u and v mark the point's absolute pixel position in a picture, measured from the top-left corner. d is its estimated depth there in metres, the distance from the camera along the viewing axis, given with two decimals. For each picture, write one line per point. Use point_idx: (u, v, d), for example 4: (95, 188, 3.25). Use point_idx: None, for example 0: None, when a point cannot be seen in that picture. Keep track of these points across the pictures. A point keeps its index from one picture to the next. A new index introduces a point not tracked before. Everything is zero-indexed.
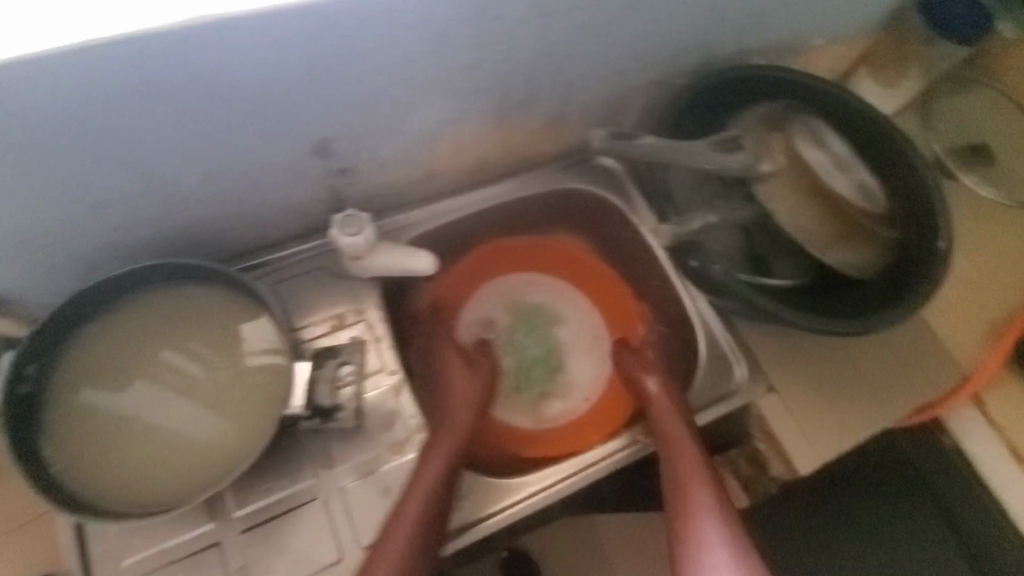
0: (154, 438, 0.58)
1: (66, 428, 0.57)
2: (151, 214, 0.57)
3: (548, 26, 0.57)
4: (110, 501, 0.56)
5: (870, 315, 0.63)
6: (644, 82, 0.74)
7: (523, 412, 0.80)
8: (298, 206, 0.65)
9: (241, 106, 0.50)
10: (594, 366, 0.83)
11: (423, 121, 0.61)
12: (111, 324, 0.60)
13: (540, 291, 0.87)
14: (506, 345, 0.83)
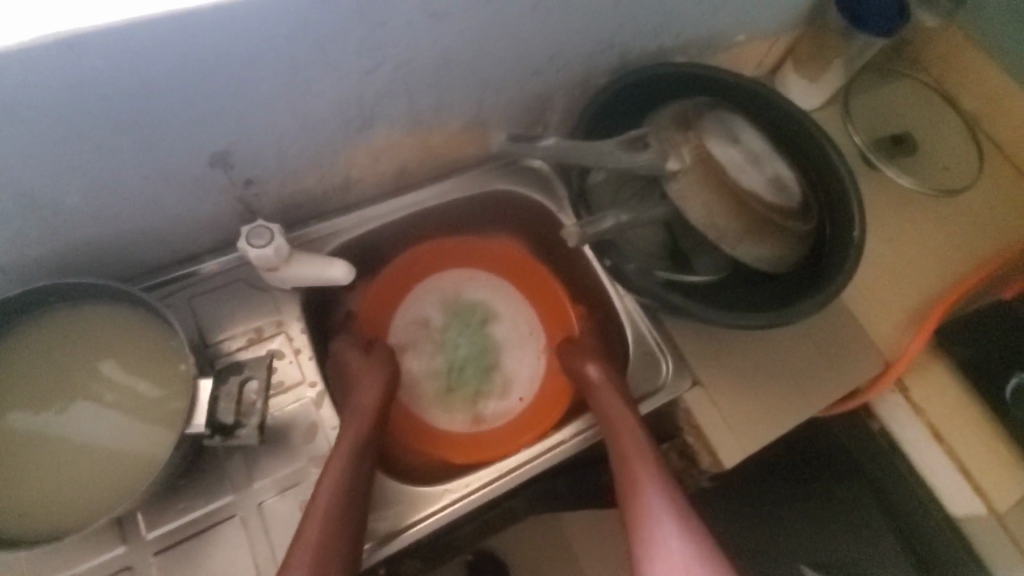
0: (61, 462, 0.57)
1: None
2: (43, 232, 0.55)
3: (445, 29, 0.57)
4: (12, 530, 0.54)
5: (786, 307, 0.65)
6: (560, 83, 0.74)
7: (458, 412, 0.81)
8: (208, 218, 0.64)
9: (113, 122, 0.48)
10: (530, 364, 0.84)
11: (328, 126, 0.61)
12: (10, 348, 0.58)
13: (478, 288, 0.87)
14: (440, 344, 0.84)
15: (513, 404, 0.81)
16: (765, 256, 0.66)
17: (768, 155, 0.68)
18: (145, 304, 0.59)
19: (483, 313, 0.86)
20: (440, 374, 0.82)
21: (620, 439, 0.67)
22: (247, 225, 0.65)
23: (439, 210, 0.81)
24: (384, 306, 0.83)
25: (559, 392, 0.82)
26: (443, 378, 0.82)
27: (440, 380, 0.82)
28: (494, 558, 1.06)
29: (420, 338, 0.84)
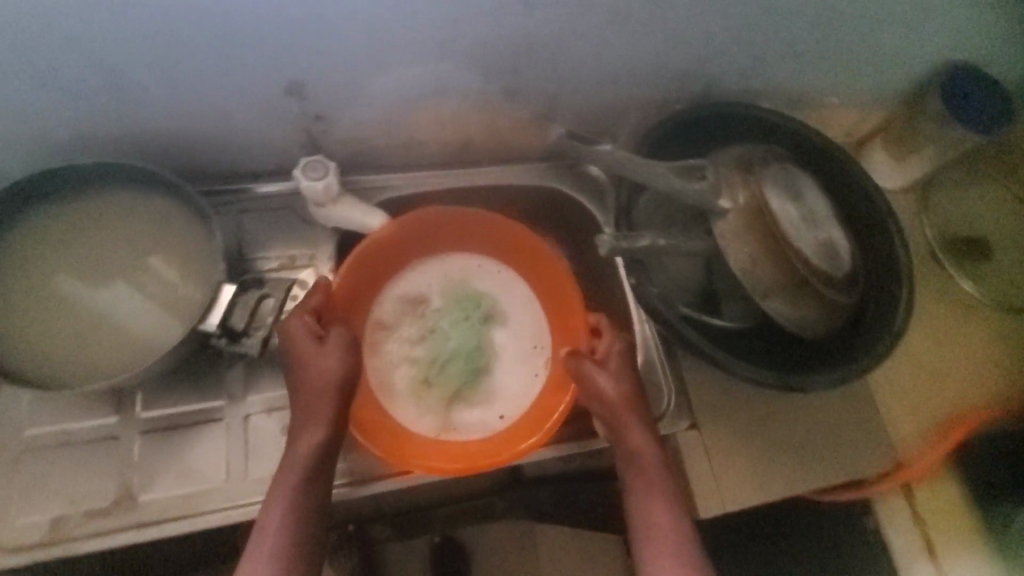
0: (82, 322, 0.61)
1: (5, 294, 0.61)
2: (123, 113, 0.60)
3: (531, 15, 0.58)
4: (22, 372, 0.59)
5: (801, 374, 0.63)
6: (638, 99, 0.75)
7: (427, 410, 0.70)
8: (274, 142, 0.68)
9: (202, 26, 0.52)
10: (524, 380, 0.73)
11: (403, 86, 0.64)
12: (67, 210, 0.63)
13: (487, 280, 0.76)
14: (428, 330, 0.72)
15: (493, 423, 0.71)
16: (803, 319, 0.64)
17: (828, 218, 0.66)
18: (193, 204, 0.63)
19: (487, 308, 0.74)
20: (420, 364, 0.71)
21: (634, 459, 0.63)
22: (305, 158, 0.68)
23: (488, 192, 0.82)
24: (374, 272, 0.72)
25: (553, 409, 0.68)
26: (421, 369, 0.71)
27: (416, 370, 0.71)
28: (462, 553, 0.96)
29: (408, 317, 0.73)
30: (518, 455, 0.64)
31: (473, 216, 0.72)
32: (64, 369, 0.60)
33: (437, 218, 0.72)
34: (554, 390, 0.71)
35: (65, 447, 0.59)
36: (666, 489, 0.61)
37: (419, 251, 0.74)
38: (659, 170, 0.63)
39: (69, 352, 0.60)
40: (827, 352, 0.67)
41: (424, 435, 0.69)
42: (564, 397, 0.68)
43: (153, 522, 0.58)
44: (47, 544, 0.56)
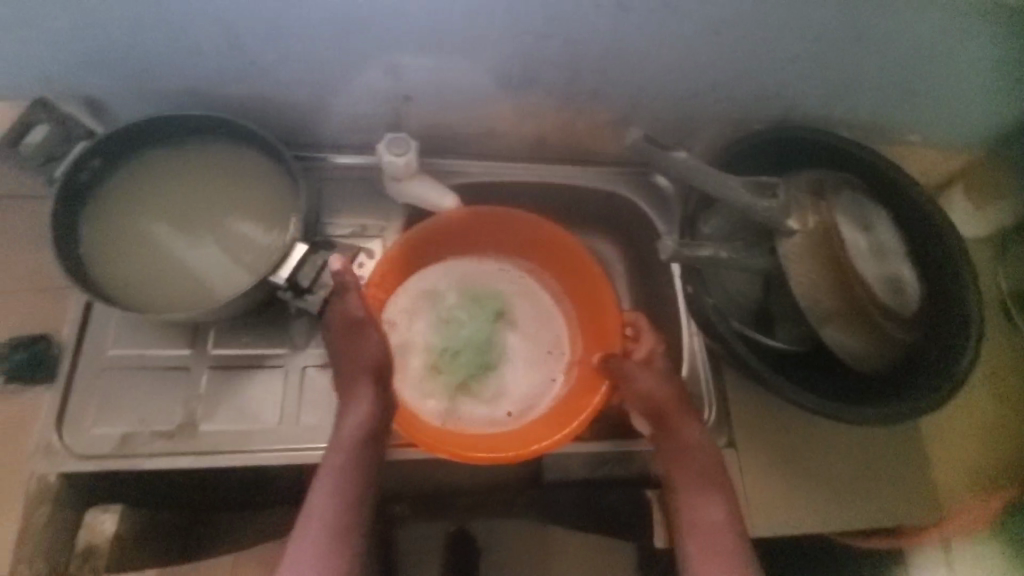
0: (167, 258, 0.66)
1: (104, 223, 0.66)
2: (234, 76, 0.64)
3: (624, 20, 0.61)
4: (112, 295, 0.64)
5: (851, 406, 0.62)
6: (716, 114, 0.75)
7: (433, 395, 0.72)
8: (363, 117, 0.72)
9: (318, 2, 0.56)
10: (533, 381, 0.75)
11: (491, 76, 0.67)
12: (172, 155, 0.68)
13: (505, 280, 0.78)
14: (443, 319, 0.75)
15: (501, 419, 0.72)
16: (860, 352, 0.63)
17: (898, 254, 0.65)
18: (285, 166, 0.67)
19: (502, 307, 0.76)
20: (431, 351, 0.73)
21: (685, 460, 0.66)
22: (389, 135, 0.72)
23: (555, 190, 0.83)
24: (408, 259, 0.72)
25: (585, 408, 0.68)
26: (432, 356, 0.73)
27: (427, 357, 0.73)
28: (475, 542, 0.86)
29: (426, 304, 0.75)
30: (554, 446, 0.64)
31: (511, 216, 0.72)
32: (145, 300, 0.64)
33: (472, 218, 0.73)
34: (585, 391, 0.71)
35: (141, 371, 0.64)
36: (713, 484, 0.65)
37: (452, 245, 0.76)
38: (730, 184, 0.63)
39: (152, 285, 0.65)
40: (869, 391, 0.66)
41: (430, 419, 0.71)
42: (593, 397, 0.68)
43: (209, 451, 0.62)
44: (116, 455, 0.61)
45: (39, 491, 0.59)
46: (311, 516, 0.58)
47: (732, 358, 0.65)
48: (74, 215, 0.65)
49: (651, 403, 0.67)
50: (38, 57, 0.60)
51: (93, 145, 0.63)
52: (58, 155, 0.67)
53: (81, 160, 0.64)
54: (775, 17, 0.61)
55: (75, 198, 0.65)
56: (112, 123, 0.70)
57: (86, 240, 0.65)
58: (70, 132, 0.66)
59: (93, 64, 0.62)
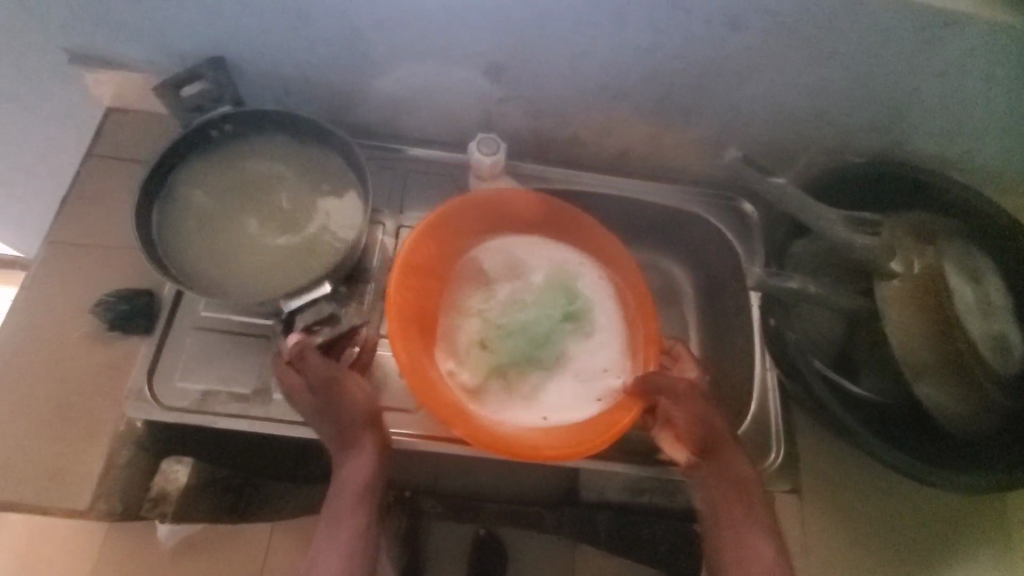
0: (223, 229, 0.65)
1: (187, 178, 0.66)
2: (346, 66, 0.67)
3: (734, 38, 0.60)
4: (173, 263, 0.63)
5: (933, 468, 0.58)
6: (816, 143, 0.72)
7: (469, 369, 0.68)
8: (458, 116, 0.74)
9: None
10: (577, 394, 0.69)
11: (590, 84, 0.67)
12: (282, 139, 0.69)
13: (591, 282, 0.75)
14: (510, 299, 0.73)
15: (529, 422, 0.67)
16: (950, 414, 0.58)
17: (1006, 312, 0.60)
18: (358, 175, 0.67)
19: (577, 309, 0.73)
20: (485, 325, 0.71)
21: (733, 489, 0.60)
22: (480, 134, 0.73)
23: (636, 204, 0.82)
24: (458, 229, 0.72)
25: (616, 424, 0.65)
26: (487, 331, 0.71)
27: (482, 329, 0.71)
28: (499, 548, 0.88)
29: (498, 276, 0.74)
30: (582, 454, 0.62)
31: (568, 211, 0.74)
32: (182, 254, 0.63)
33: (521, 198, 0.73)
34: (615, 406, 0.67)
35: (225, 335, 0.67)
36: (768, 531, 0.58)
37: (501, 228, 0.75)
38: (829, 216, 0.61)
39: (196, 246, 0.64)
40: (932, 443, 0.62)
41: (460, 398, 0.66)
42: (625, 413, 0.66)
43: (279, 419, 0.64)
44: (195, 410, 0.64)
45: (126, 433, 0.64)
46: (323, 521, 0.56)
47: (807, 397, 0.62)
48: (176, 164, 0.66)
49: (709, 430, 0.62)
50: (174, 34, 0.66)
51: (232, 111, 0.66)
52: (205, 109, 0.69)
53: (215, 120, 0.66)
54: (895, 47, 0.59)
55: (186, 146, 0.66)
56: None
57: (172, 192, 0.65)
58: (221, 93, 0.68)
59: (220, 44, 0.66)
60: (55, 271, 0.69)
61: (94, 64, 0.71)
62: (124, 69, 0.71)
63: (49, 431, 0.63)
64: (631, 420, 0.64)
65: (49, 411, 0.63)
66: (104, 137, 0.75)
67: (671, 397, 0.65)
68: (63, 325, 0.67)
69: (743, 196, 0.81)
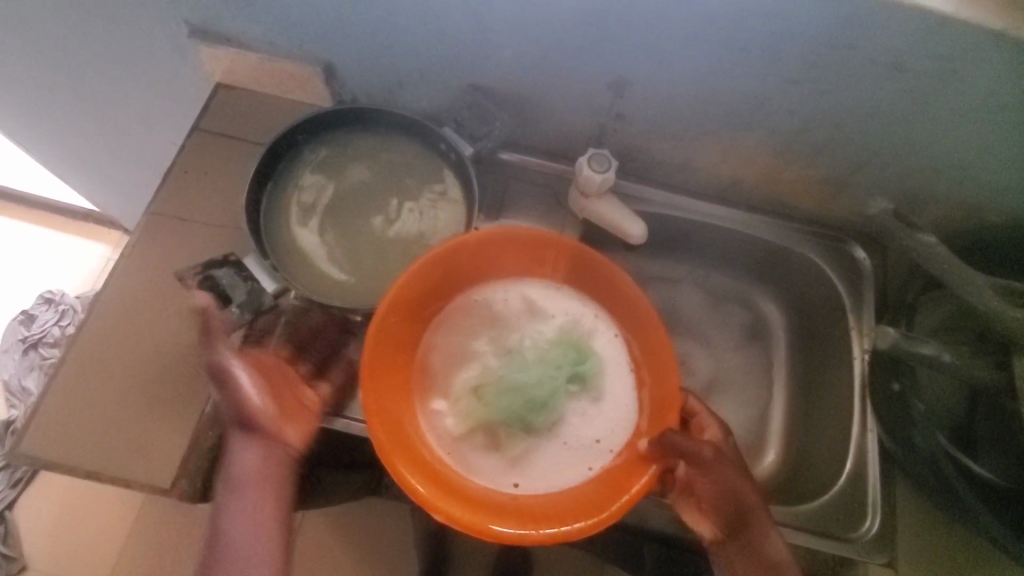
0: (328, 215, 0.67)
1: (329, 157, 0.69)
2: (466, 64, 0.66)
3: (895, 80, 0.56)
4: (273, 245, 0.64)
5: None
6: (953, 195, 0.67)
7: (456, 415, 0.62)
8: (569, 125, 0.72)
9: (579, 7, 0.56)
10: (566, 465, 0.60)
11: (718, 108, 0.64)
12: (426, 165, 0.69)
13: (611, 345, 0.65)
14: (513, 349, 0.64)
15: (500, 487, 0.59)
16: None
17: None
18: (465, 190, 0.67)
19: (586, 371, 0.63)
20: (485, 371, 0.63)
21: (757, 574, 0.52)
22: (591, 148, 0.71)
23: (738, 237, 0.78)
24: (457, 271, 0.63)
25: (625, 490, 0.54)
26: (484, 376, 0.63)
27: (478, 376, 0.63)
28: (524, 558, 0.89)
29: (511, 321, 0.66)
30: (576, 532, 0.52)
31: (597, 266, 0.64)
32: (278, 215, 0.66)
33: (536, 240, 0.62)
34: (624, 470, 0.57)
35: None
36: None
37: (521, 266, 0.66)
38: (977, 281, 0.56)
39: (294, 213, 0.66)
40: None
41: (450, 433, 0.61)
42: (640, 475, 0.55)
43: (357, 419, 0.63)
44: None
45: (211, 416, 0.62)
46: (251, 485, 0.50)
47: (925, 469, 0.58)
48: (334, 135, 0.69)
49: (737, 502, 0.53)
50: (299, 19, 0.65)
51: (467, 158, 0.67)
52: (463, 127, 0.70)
53: (450, 146, 0.67)
54: None
55: (353, 121, 0.69)
56: (337, 86, 0.74)
57: (303, 164, 0.68)
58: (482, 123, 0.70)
59: (342, 33, 0.65)
60: (157, 243, 0.69)
61: (214, 39, 0.71)
62: (244, 48, 0.71)
63: (133, 399, 0.62)
64: (643, 488, 0.54)
65: (137, 381, 0.63)
66: (212, 113, 0.76)
67: (692, 465, 0.54)
68: (159, 296, 0.67)
69: (855, 241, 0.76)
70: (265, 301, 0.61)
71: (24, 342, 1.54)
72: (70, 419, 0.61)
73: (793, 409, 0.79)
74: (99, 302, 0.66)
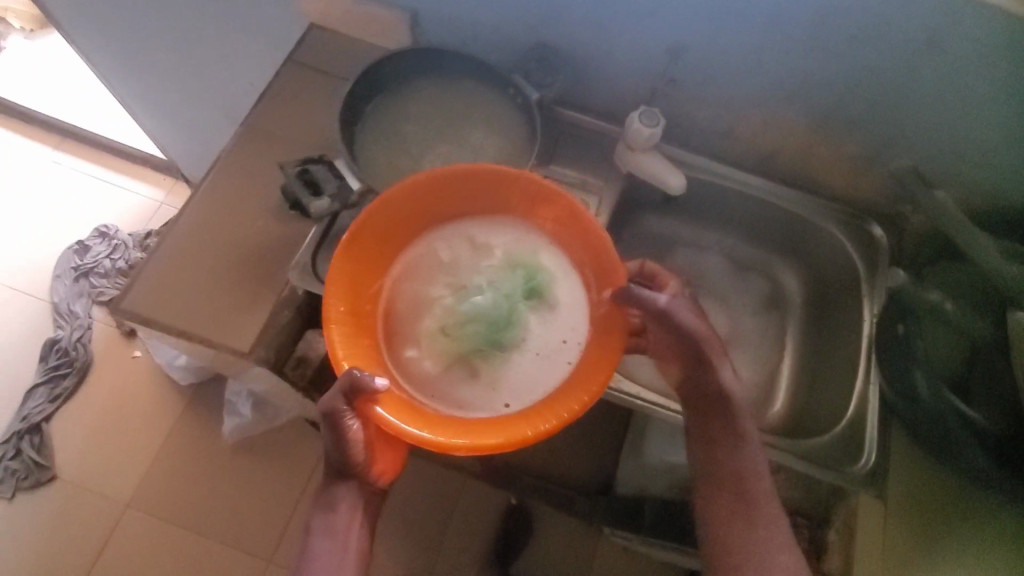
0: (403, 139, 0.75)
1: (408, 91, 0.77)
2: (539, 20, 0.74)
3: (925, 57, 0.64)
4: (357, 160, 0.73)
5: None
6: (968, 178, 0.74)
7: (428, 358, 0.65)
8: (623, 86, 0.80)
9: None
10: (543, 374, 0.63)
11: (764, 77, 0.72)
12: (494, 107, 0.77)
13: (553, 255, 0.67)
14: (468, 284, 0.66)
15: (492, 408, 0.62)
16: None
17: None
18: (530, 131, 0.76)
19: (540, 285, 0.65)
20: (445, 312, 0.66)
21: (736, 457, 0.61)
22: (642, 106, 0.78)
23: (766, 206, 0.85)
24: (397, 214, 0.65)
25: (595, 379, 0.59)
26: (445, 318, 0.65)
27: (441, 317, 0.66)
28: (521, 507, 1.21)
29: (462, 260, 0.68)
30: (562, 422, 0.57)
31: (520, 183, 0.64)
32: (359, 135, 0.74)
33: (463, 174, 0.64)
34: (591, 366, 0.60)
35: None
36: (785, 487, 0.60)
37: (457, 201, 0.67)
38: (982, 241, 0.65)
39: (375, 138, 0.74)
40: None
41: (423, 374, 0.64)
42: (613, 350, 0.60)
43: None
44: None
45: (287, 302, 0.70)
46: (345, 514, 0.65)
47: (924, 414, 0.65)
48: (415, 74, 0.78)
49: (694, 344, 0.62)
50: None
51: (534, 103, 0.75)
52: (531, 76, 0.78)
53: (522, 90, 0.75)
54: None
55: (433, 63, 0.77)
56: (418, 34, 0.83)
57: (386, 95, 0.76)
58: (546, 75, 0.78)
59: None
60: (250, 151, 0.77)
61: None
62: None
63: (218, 279, 0.70)
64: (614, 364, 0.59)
65: (224, 262, 0.71)
66: (305, 48, 0.85)
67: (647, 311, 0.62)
68: (246, 194, 0.75)
69: (875, 220, 0.83)
70: (349, 198, 0.69)
71: (77, 270, 1.52)
72: (168, 289, 0.70)
73: (802, 369, 0.85)
74: (195, 196, 0.74)
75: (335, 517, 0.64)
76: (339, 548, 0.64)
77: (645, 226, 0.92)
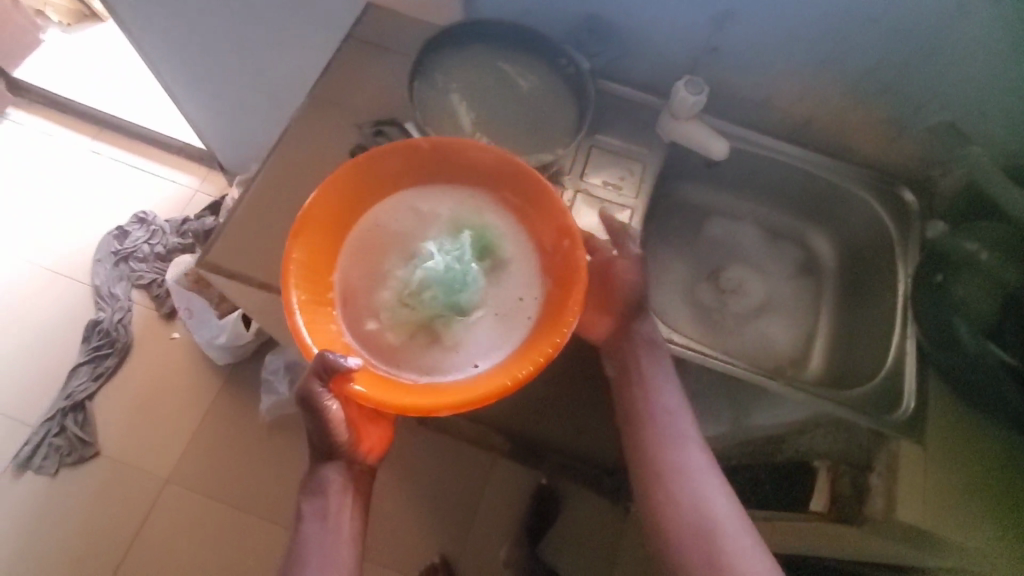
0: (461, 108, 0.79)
1: (463, 64, 0.82)
2: None
3: (958, 21, 0.68)
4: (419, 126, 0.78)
5: None
6: (995, 141, 0.78)
7: (390, 329, 0.61)
8: (666, 59, 0.84)
9: None
10: (506, 333, 0.60)
11: (802, 46, 0.76)
12: (545, 78, 0.82)
13: (496, 215, 0.65)
14: (419, 251, 0.63)
15: (461, 370, 0.59)
16: None
17: None
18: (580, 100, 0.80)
19: (489, 243, 0.63)
20: (398, 283, 0.62)
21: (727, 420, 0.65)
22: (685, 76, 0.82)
23: (799, 174, 0.89)
24: (338, 193, 0.62)
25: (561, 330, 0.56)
26: (400, 290, 0.62)
27: (396, 288, 0.62)
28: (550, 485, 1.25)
29: (406, 232, 0.64)
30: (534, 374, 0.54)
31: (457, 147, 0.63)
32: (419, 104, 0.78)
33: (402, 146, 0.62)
34: (553, 322, 0.58)
35: None
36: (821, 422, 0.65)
37: (392, 176, 0.65)
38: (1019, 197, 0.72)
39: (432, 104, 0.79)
40: None
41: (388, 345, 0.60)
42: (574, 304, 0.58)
43: None
44: None
45: None
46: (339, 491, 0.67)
47: (959, 357, 0.68)
48: (471, 47, 0.82)
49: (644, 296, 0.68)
50: None
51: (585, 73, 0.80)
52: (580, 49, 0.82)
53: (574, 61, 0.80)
54: None
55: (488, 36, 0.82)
56: (471, 11, 0.87)
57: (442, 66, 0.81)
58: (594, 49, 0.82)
59: None
60: (313, 120, 0.82)
61: None
62: None
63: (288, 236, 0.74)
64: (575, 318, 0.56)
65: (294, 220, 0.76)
66: (363, 25, 0.90)
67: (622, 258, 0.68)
68: (313, 159, 0.79)
69: (906, 185, 0.87)
70: None
71: (116, 255, 1.53)
72: (241, 245, 0.74)
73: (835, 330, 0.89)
74: (267, 160, 0.79)
75: (325, 501, 0.67)
76: (331, 530, 0.66)
77: (681, 196, 0.95)
